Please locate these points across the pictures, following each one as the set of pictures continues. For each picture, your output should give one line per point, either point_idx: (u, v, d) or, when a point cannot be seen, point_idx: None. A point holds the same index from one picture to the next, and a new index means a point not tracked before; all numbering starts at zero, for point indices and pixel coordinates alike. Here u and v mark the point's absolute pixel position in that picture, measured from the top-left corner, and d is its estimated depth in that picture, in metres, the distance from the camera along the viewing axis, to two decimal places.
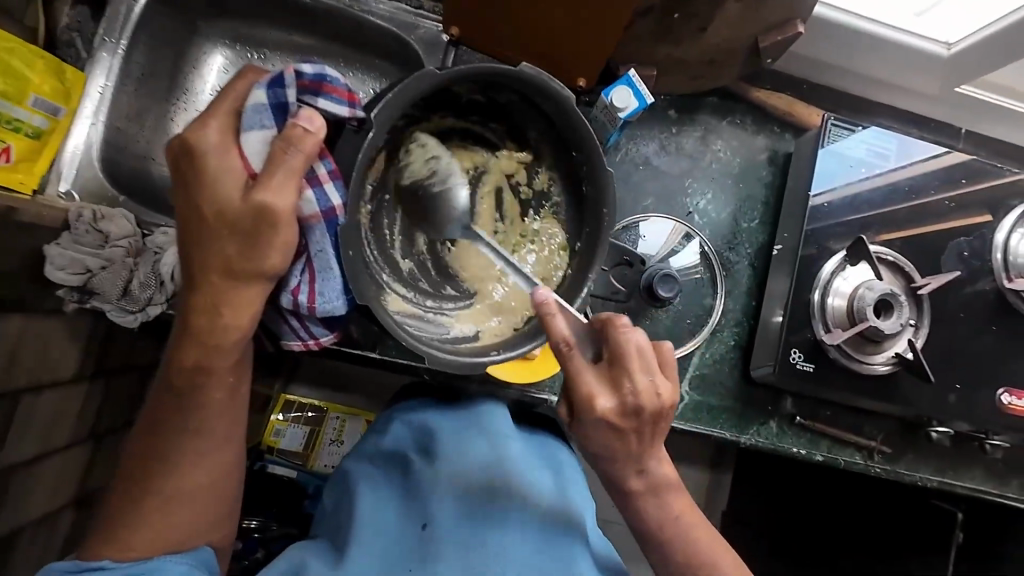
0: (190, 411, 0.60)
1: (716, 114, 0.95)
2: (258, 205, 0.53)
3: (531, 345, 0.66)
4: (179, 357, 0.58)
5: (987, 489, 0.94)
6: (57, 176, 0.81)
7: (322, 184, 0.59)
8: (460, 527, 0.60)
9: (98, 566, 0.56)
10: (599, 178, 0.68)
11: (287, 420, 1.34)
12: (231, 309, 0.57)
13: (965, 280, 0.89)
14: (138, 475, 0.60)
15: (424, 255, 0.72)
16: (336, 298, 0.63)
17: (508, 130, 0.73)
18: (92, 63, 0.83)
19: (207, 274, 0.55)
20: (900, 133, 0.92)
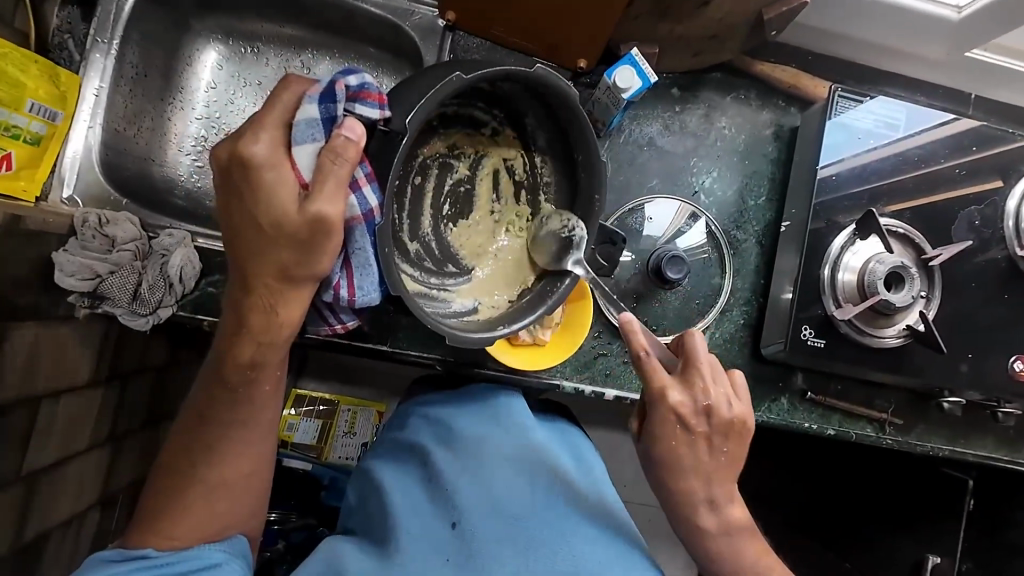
0: (240, 404, 0.61)
1: (719, 90, 0.94)
2: (315, 216, 0.53)
3: (534, 322, 0.67)
4: (232, 353, 0.59)
5: (999, 456, 0.94)
6: (59, 182, 0.81)
7: (362, 188, 0.57)
8: (490, 518, 0.60)
9: (142, 554, 0.58)
10: (595, 171, 0.68)
11: (299, 414, 1.35)
12: (286, 307, 0.58)
13: (976, 249, 0.88)
14: (182, 467, 0.62)
15: (429, 237, 0.71)
16: (374, 289, 0.62)
17: (510, 118, 0.72)
18: (86, 65, 0.81)
19: (262, 275, 0.56)
20: (908, 102, 0.90)
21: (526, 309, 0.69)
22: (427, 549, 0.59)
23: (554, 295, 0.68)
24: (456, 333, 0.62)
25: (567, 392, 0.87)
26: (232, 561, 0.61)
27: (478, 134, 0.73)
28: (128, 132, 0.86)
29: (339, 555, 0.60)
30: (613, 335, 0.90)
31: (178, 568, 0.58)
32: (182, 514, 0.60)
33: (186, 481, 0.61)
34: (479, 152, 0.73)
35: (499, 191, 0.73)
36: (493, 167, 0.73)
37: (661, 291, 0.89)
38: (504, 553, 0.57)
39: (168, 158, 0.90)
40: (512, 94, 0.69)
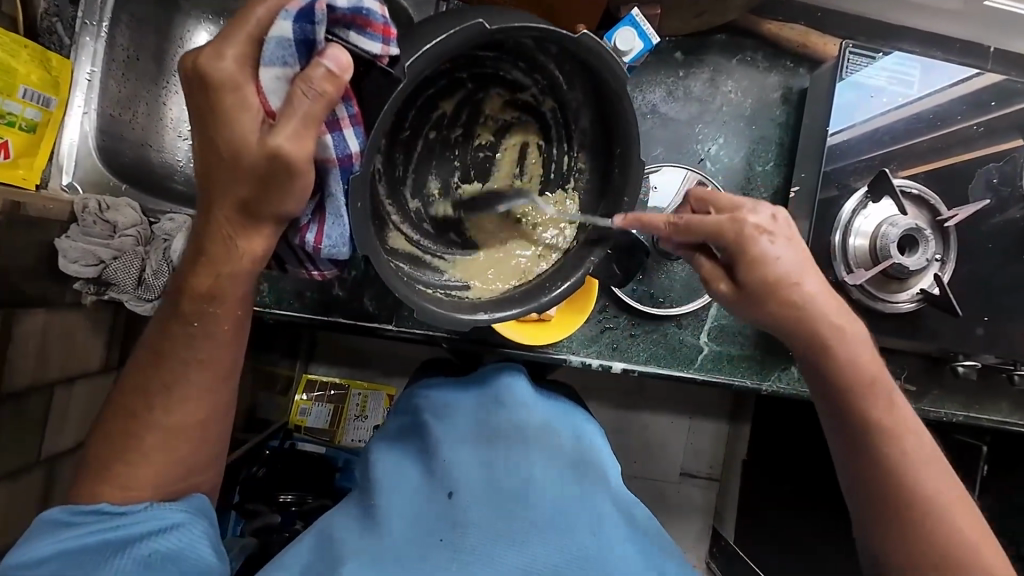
0: (199, 340, 0.56)
1: (725, 53, 0.91)
2: (273, 151, 0.49)
3: (519, 311, 0.61)
4: (192, 281, 0.55)
5: (1015, 420, 0.93)
6: (58, 169, 0.81)
7: (341, 129, 0.53)
8: (484, 504, 0.55)
9: (95, 510, 0.52)
10: (631, 167, 0.62)
11: (311, 399, 1.41)
12: (245, 238, 0.55)
13: (994, 209, 0.85)
14: (135, 409, 0.55)
15: (435, 199, 0.67)
16: (342, 245, 0.59)
17: (551, 89, 0.64)
18: (76, 49, 0.81)
19: (222, 205, 0.53)
20: (924, 57, 0.86)
21: (515, 301, 0.63)
22: (423, 530, 0.54)
23: (552, 292, 0.62)
24: (432, 308, 0.57)
25: (576, 366, 0.87)
26: (196, 520, 0.55)
27: (516, 98, 0.66)
28: (124, 118, 0.85)
29: (333, 537, 0.56)
30: (620, 309, 0.89)
31: (135, 529, 0.52)
32: (138, 459, 0.55)
33: (138, 423, 0.55)
34: (511, 117, 0.67)
35: (524, 165, 0.68)
36: (521, 140, 0.68)
37: (667, 263, 0.89)
38: (501, 523, 0.53)
39: (165, 143, 0.88)
40: (554, 61, 0.61)
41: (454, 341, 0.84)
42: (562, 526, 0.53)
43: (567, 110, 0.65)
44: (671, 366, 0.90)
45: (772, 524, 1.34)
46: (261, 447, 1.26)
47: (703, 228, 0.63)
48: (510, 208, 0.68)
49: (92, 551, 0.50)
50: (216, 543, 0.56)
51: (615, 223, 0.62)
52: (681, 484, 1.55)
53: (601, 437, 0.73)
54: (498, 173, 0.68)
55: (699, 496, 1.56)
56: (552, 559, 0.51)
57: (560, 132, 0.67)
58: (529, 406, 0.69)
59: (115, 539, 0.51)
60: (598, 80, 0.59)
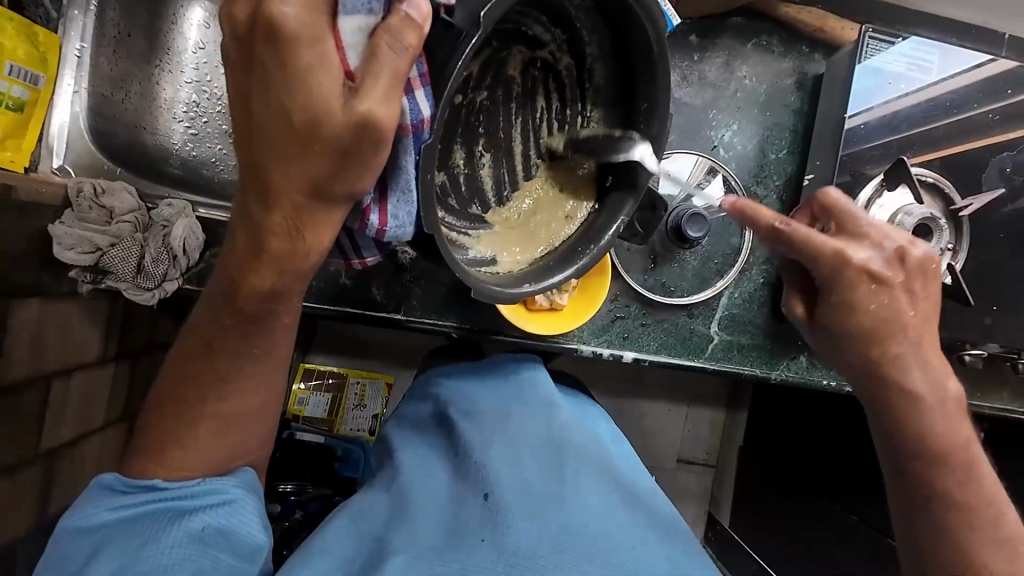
0: (257, 336, 0.52)
1: (740, 37, 0.88)
2: (361, 118, 0.40)
3: (562, 276, 0.62)
4: (251, 280, 0.48)
5: (1015, 408, 0.94)
6: (48, 151, 0.78)
7: (414, 91, 0.46)
8: (523, 497, 0.52)
9: (149, 485, 0.51)
10: (657, 118, 0.61)
11: (309, 389, 1.39)
12: (314, 230, 0.46)
13: (1006, 198, 0.85)
14: (185, 394, 0.53)
15: (459, 169, 0.59)
16: (409, 225, 0.52)
17: (571, 43, 0.61)
18: (65, 24, 0.78)
19: (287, 185, 0.43)
20: (941, 43, 0.85)
21: (554, 267, 0.63)
22: (459, 528, 0.50)
23: (587, 255, 0.62)
24: (478, 282, 0.55)
25: (585, 356, 0.87)
26: (247, 496, 0.53)
27: (534, 51, 0.61)
28: (117, 97, 0.81)
29: (364, 529, 0.55)
30: (631, 298, 0.88)
31: (187, 504, 0.51)
32: (169, 446, 0.53)
33: (185, 410, 0.53)
34: (532, 77, 0.61)
35: (541, 128, 0.63)
36: (540, 100, 0.62)
37: (680, 251, 0.88)
38: (538, 516, 0.50)
39: (160, 126, 0.83)
40: (578, 13, 0.58)
41: (464, 332, 0.84)
42: (604, 521, 0.50)
43: (585, 69, 0.63)
44: (681, 356, 0.89)
45: (769, 511, 1.35)
46: None
47: (807, 246, 0.59)
48: (529, 174, 0.64)
49: (150, 520, 0.50)
50: (265, 522, 0.55)
51: (642, 179, 0.62)
52: (679, 470, 1.57)
53: (622, 441, 0.72)
54: (520, 140, 0.62)
55: (696, 483, 1.58)
56: (601, 551, 0.47)
57: (575, 90, 0.63)
58: (557, 407, 0.68)
59: (170, 511, 0.50)
60: (622, 36, 0.58)
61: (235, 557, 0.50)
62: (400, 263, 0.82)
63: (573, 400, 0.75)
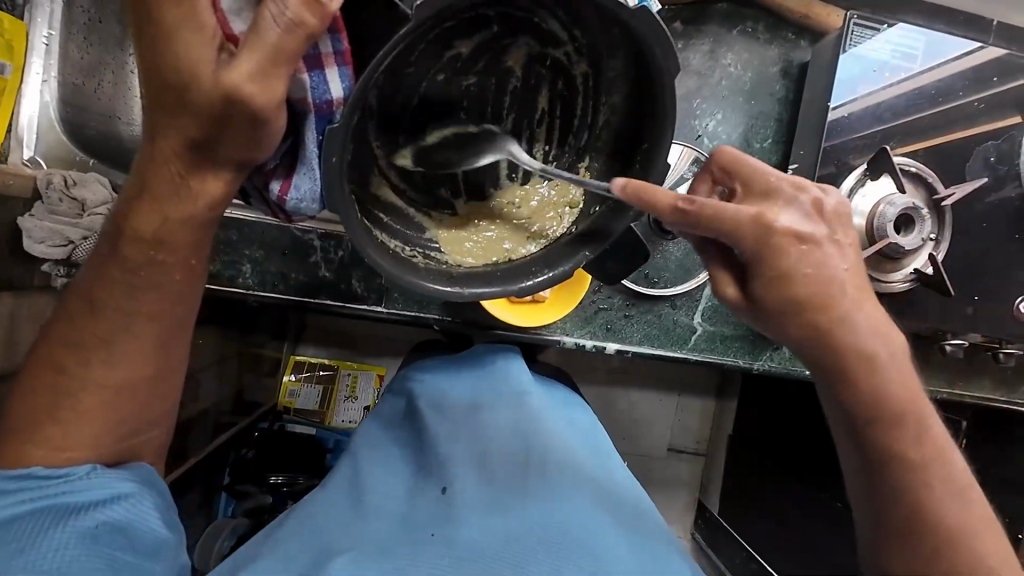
0: (144, 291, 0.48)
1: (725, 24, 0.87)
2: (229, 91, 0.40)
3: (496, 291, 0.55)
4: (134, 221, 0.47)
5: (997, 397, 0.94)
6: (18, 143, 0.76)
7: (325, 68, 0.45)
8: (480, 493, 0.51)
9: (27, 475, 0.47)
10: (654, 166, 0.54)
11: (299, 380, 1.42)
12: (199, 180, 0.46)
13: (989, 187, 0.85)
14: (65, 360, 0.49)
15: (434, 148, 0.56)
16: (310, 202, 0.52)
17: (587, 51, 0.53)
18: (30, 9, 0.75)
19: (167, 136, 0.43)
20: (929, 30, 0.84)
21: (497, 277, 0.57)
22: (414, 523, 0.49)
23: (534, 279, 0.56)
24: (398, 273, 0.52)
25: (569, 347, 0.87)
26: (144, 491, 0.51)
27: (545, 49, 0.54)
28: (88, 86, 0.79)
29: (321, 518, 0.54)
30: (614, 290, 0.87)
31: (77, 499, 0.47)
32: (72, 424, 0.49)
33: (65, 379, 0.49)
34: (536, 75, 0.56)
35: (536, 135, 0.60)
36: (542, 101, 0.58)
37: (663, 241, 0.87)
38: (494, 513, 0.49)
39: (135, 116, 0.84)
40: (597, 25, 0.50)
41: (446, 324, 0.83)
42: (559, 513, 0.49)
43: (599, 82, 0.55)
44: (664, 347, 0.89)
45: (757, 499, 1.37)
46: (252, 428, 1.28)
47: (715, 222, 0.52)
48: (515, 174, 0.61)
49: (28, 520, 0.45)
50: (168, 512, 0.53)
51: (617, 216, 0.56)
52: (669, 459, 1.58)
53: (598, 434, 0.71)
54: (510, 138, 0.59)
55: (686, 472, 1.60)
56: (552, 541, 0.46)
57: (585, 104, 0.57)
58: (529, 403, 0.67)
59: (54, 508, 0.46)
60: (645, 57, 0.50)
61: (133, 551, 0.48)
62: None
63: (550, 396, 0.74)
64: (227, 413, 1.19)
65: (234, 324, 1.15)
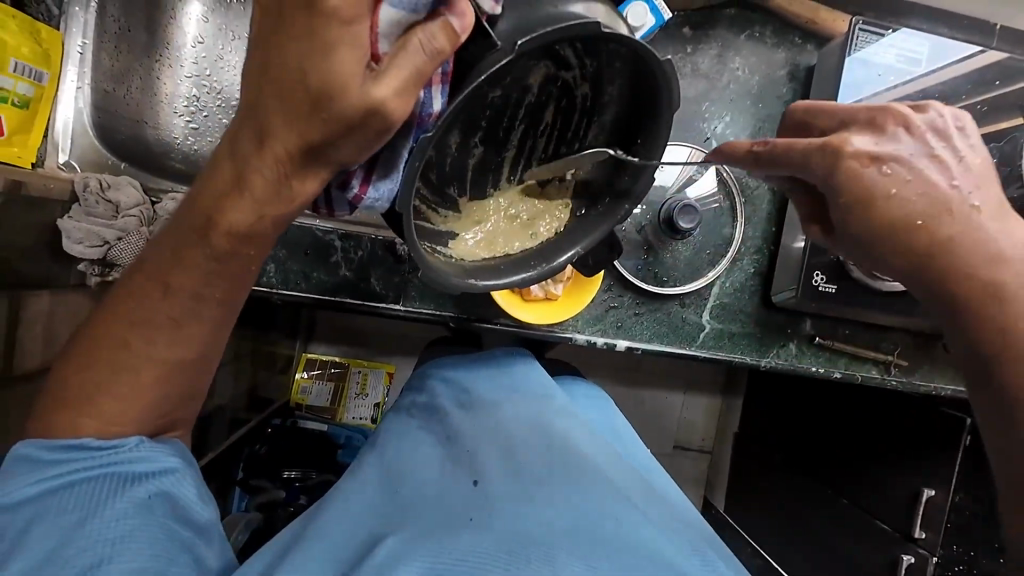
0: (217, 279, 0.51)
1: (733, 29, 0.89)
2: (371, 107, 0.40)
3: (508, 280, 0.63)
4: (226, 213, 0.48)
5: None
6: (54, 148, 0.80)
7: (433, 86, 0.48)
8: (511, 482, 0.53)
9: (79, 448, 0.49)
10: (638, 179, 0.64)
11: (311, 377, 1.45)
12: (300, 180, 0.47)
13: (992, 188, 0.86)
14: (128, 336, 0.51)
15: (450, 153, 0.56)
16: (385, 204, 0.54)
17: (595, 78, 0.55)
18: (66, 20, 0.79)
19: (282, 138, 0.44)
20: (932, 34, 0.86)
21: (505, 269, 0.64)
22: (447, 509, 0.50)
23: (530, 271, 0.65)
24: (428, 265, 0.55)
25: (580, 344, 0.89)
26: (186, 468, 0.53)
27: (558, 73, 0.54)
28: (118, 92, 0.82)
29: (353, 507, 0.55)
30: (624, 288, 0.90)
31: (128, 471, 0.50)
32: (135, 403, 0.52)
33: (129, 354, 0.51)
34: (545, 94, 0.56)
35: (538, 143, 0.60)
36: (548, 114, 0.58)
37: (672, 242, 0.89)
38: (524, 501, 0.50)
39: (161, 120, 0.85)
40: (613, 58, 0.53)
41: (461, 322, 0.86)
42: (590, 500, 0.51)
43: (598, 105, 0.58)
44: (673, 344, 0.92)
45: (762, 494, 1.39)
46: (264, 425, 1.31)
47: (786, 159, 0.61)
48: (516, 177, 0.63)
49: (85, 488, 0.48)
50: (205, 491, 0.55)
51: (609, 219, 0.66)
52: (675, 456, 1.61)
53: (615, 432, 0.73)
54: (515, 147, 0.60)
55: (692, 468, 1.62)
56: (586, 526, 0.47)
57: (582, 122, 0.59)
58: (550, 404, 0.69)
59: (108, 479, 0.49)
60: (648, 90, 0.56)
61: (178, 521, 0.50)
62: (398, 254, 0.85)
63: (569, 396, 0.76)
64: (243, 409, 1.22)
65: (250, 322, 1.18)
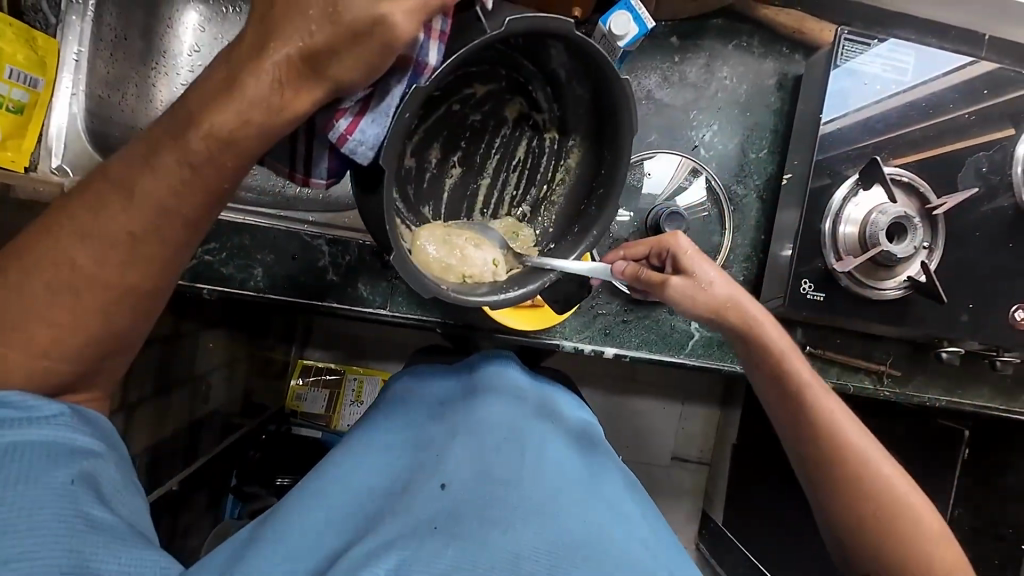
0: (187, 193, 0.49)
1: (721, 38, 0.90)
2: (380, 16, 0.46)
3: (486, 298, 0.61)
4: (212, 117, 0.47)
5: (993, 405, 0.94)
6: (47, 152, 0.80)
7: (432, 39, 0.54)
8: (480, 489, 0.52)
9: (14, 404, 0.48)
10: (606, 206, 0.65)
11: (307, 384, 1.40)
12: (293, 95, 0.49)
13: (982, 197, 0.86)
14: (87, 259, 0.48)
15: (429, 169, 0.66)
16: (370, 147, 0.54)
17: (559, 120, 0.67)
18: (62, 28, 0.80)
19: (284, 48, 0.47)
20: (919, 44, 0.87)
21: (481, 288, 0.63)
22: (412, 514, 0.49)
23: (507, 293, 0.63)
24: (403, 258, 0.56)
25: (567, 351, 0.89)
26: (110, 453, 0.54)
27: (528, 112, 0.68)
28: (113, 99, 0.84)
29: (318, 510, 0.54)
30: (612, 295, 0.90)
31: (65, 440, 0.50)
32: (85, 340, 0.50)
33: (76, 273, 0.48)
34: (518, 128, 0.69)
35: (511, 175, 0.70)
36: (520, 147, 0.69)
37: None
38: (491, 507, 0.49)
39: None
40: (576, 98, 0.64)
41: (448, 327, 0.86)
42: (556, 514, 0.49)
43: (564, 145, 0.68)
44: (662, 351, 0.91)
45: (759, 507, 1.37)
46: (258, 432, 1.28)
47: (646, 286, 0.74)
48: (492, 210, 0.71)
49: (16, 455, 0.46)
50: (124, 475, 0.54)
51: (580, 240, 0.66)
52: (672, 467, 1.59)
53: (598, 440, 0.71)
54: (490, 175, 0.70)
55: (688, 480, 1.60)
56: (551, 539, 0.46)
57: (552, 159, 0.69)
58: (520, 406, 0.68)
59: (43, 448, 0.48)
60: (610, 124, 0.63)
61: (101, 501, 0.49)
62: (385, 259, 0.85)
63: (541, 395, 0.74)
64: (235, 414, 1.22)
65: (242, 326, 1.19)
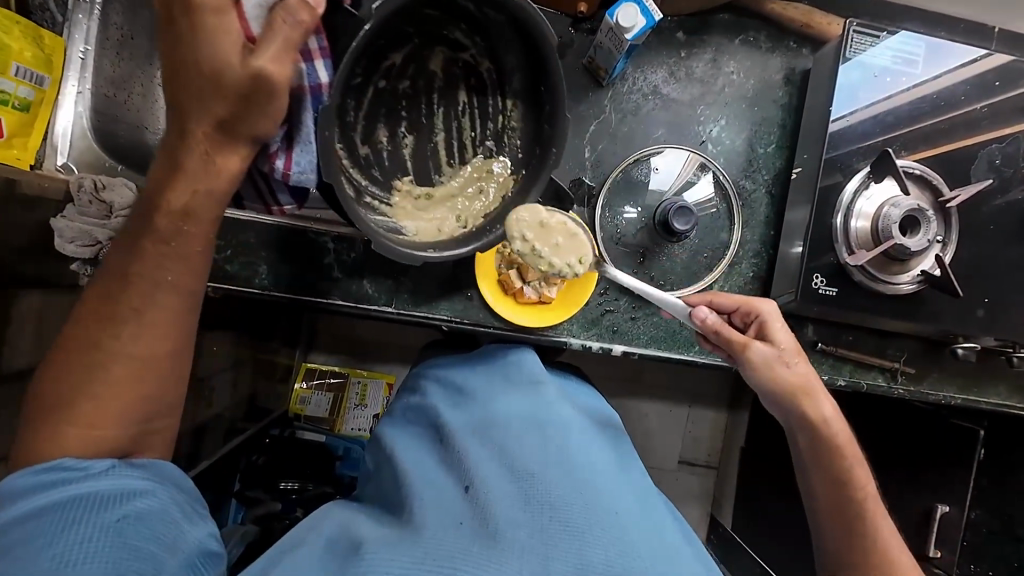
0: (172, 262, 0.52)
1: (728, 34, 0.90)
2: (254, 71, 0.49)
3: (462, 250, 0.65)
4: (166, 195, 0.52)
5: (1011, 403, 0.92)
6: (53, 149, 0.80)
7: (313, 60, 0.57)
8: (508, 484, 0.52)
9: (59, 466, 0.48)
10: (557, 125, 0.66)
11: (310, 387, 1.42)
12: (222, 156, 0.53)
13: (996, 190, 0.85)
14: (100, 336, 0.51)
15: (383, 147, 0.68)
16: (310, 173, 0.62)
17: (488, 50, 0.68)
18: (69, 26, 0.81)
19: (198, 120, 0.51)
20: (929, 37, 0.86)
21: (464, 240, 0.67)
22: (440, 511, 0.50)
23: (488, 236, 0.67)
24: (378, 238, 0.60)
25: (574, 348, 0.87)
26: (166, 487, 0.53)
27: (455, 56, 0.68)
28: (118, 98, 0.84)
29: (345, 525, 0.54)
30: (620, 291, 0.88)
31: (111, 490, 0.49)
32: (112, 399, 0.50)
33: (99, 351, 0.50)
34: (454, 74, 0.69)
35: (461, 131, 0.71)
36: (463, 100, 0.70)
37: (667, 244, 0.88)
38: (520, 505, 0.49)
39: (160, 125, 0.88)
40: (496, 26, 0.64)
41: (452, 326, 0.85)
42: (586, 509, 0.49)
43: (501, 74, 0.69)
44: (670, 349, 0.90)
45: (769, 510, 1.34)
46: (262, 434, 1.26)
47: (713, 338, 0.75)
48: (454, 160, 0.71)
49: (65, 513, 0.46)
50: (191, 510, 0.54)
51: (542, 172, 0.66)
52: (680, 471, 1.57)
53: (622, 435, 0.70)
54: (443, 131, 0.71)
55: (697, 485, 1.58)
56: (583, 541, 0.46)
57: (495, 93, 0.70)
58: (546, 393, 0.67)
59: (93, 501, 0.48)
60: (534, 48, 0.63)
61: (161, 544, 0.49)
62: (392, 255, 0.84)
63: (561, 385, 0.73)
64: (240, 417, 1.21)
65: (249, 327, 1.18)
